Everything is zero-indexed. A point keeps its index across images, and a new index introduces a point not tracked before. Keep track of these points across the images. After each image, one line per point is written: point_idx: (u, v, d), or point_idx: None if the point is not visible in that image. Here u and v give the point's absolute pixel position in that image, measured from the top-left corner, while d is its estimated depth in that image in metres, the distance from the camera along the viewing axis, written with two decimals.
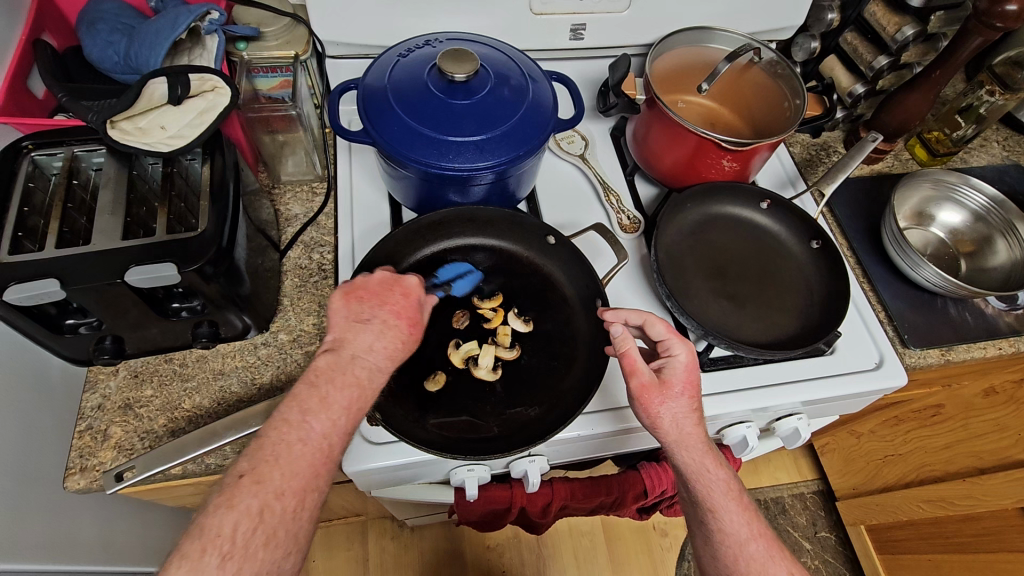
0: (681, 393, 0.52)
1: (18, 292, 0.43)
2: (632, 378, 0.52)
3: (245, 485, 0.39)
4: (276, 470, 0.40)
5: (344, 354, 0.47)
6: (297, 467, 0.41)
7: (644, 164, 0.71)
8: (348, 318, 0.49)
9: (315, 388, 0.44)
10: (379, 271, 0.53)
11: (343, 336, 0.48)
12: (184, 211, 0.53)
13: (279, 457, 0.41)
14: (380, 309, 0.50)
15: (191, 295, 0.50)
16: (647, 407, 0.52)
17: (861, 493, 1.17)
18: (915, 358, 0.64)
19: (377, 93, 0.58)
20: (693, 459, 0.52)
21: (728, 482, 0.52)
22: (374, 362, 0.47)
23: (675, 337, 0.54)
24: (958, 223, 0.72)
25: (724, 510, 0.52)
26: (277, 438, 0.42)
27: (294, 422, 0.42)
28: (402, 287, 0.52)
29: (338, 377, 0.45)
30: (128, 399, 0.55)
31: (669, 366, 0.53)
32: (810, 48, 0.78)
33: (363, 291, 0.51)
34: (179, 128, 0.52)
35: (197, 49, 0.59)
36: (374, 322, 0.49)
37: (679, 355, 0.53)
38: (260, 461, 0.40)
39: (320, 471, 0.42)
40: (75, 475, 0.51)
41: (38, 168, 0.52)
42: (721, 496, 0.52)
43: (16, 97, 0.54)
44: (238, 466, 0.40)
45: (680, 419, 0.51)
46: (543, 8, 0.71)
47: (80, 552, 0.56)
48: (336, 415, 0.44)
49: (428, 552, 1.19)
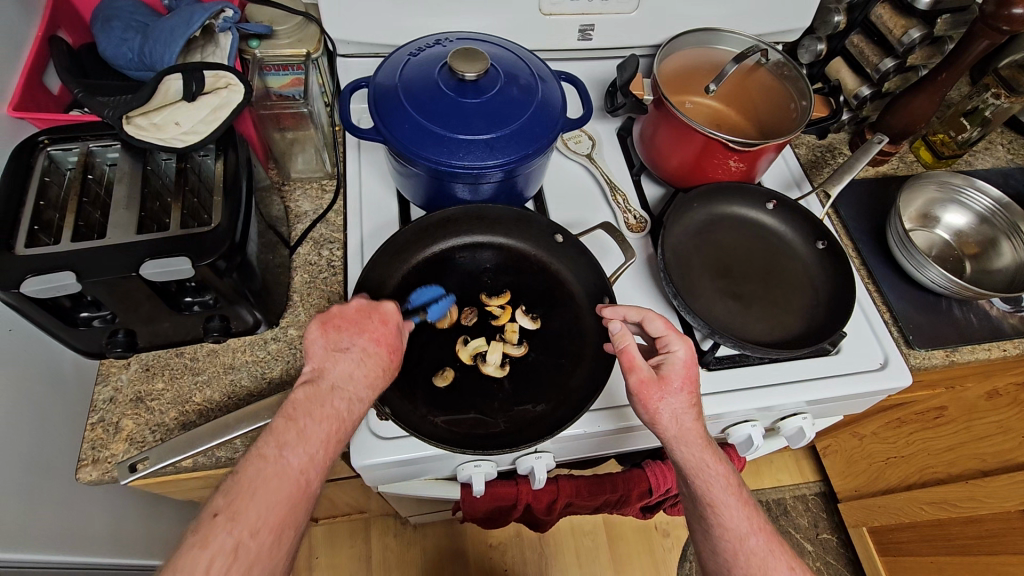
0: (680, 389, 0.52)
1: (36, 284, 0.44)
2: (631, 374, 0.52)
3: (220, 523, 0.39)
4: (252, 505, 0.40)
5: (323, 384, 0.46)
6: (275, 500, 0.41)
7: (651, 164, 0.71)
8: (326, 347, 0.48)
9: (293, 422, 0.44)
10: (356, 298, 0.51)
11: (321, 367, 0.47)
12: (197, 207, 0.54)
13: (255, 493, 0.40)
14: (360, 337, 0.49)
15: (203, 290, 0.51)
16: (646, 403, 0.52)
17: (864, 495, 1.17)
18: (919, 359, 0.65)
19: (386, 91, 0.59)
20: (692, 454, 0.52)
21: (728, 477, 0.53)
22: (354, 392, 0.47)
23: (674, 333, 0.55)
24: (963, 226, 0.72)
25: (724, 505, 0.52)
26: (255, 471, 0.41)
27: (271, 457, 0.42)
28: (380, 312, 0.50)
29: (316, 410, 0.45)
30: (139, 391, 0.56)
31: (667, 362, 0.53)
32: (817, 51, 0.79)
33: (341, 318, 0.50)
34: (193, 124, 0.52)
35: (210, 46, 0.60)
36: (354, 350, 0.48)
37: (678, 351, 0.54)
38: (236, 497, 0.40)
39: (297, 505, 0.42)
40: (87, 467, 0.52)
41: (53, 163, 0.53)
42: (722, 491, 0.52)
43: (33, 92, 0.55)
44: (214, 502, 0.40)
45: (680, 415, 0.52)
46: (552, 9, 0.72)
47: (90, 544, 0.57)
48: (313, 449, 0.43)
49: (430, 550, 1.19)
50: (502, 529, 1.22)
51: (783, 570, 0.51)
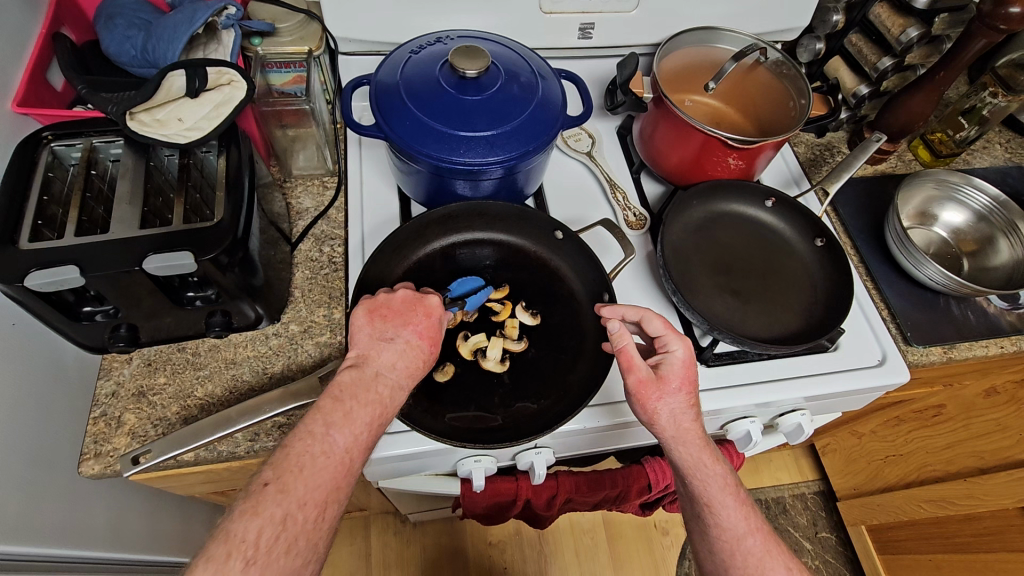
0: (678, 389, 0.53)
1: (41, 277, 0.44)
2: (629, 374, 0.53)
3: (270, 493, 0.39)
4: (301, 480, 0.40)
5: (368, 370, 0.47)
6: (320, 478, 0.41)
7: (650, 162, 0.72)
8: (370, 335, 0.49)
9: (340, 402, 0.45)
10: (402, 288, 0.53)
11: (366, 354, 0.48)
12: (200, 203, 0.54)
13: (303, 467, 0.41)
14: (404, 329, 0.50)
15: (206, 285, 0.51)
16: (644, 403, 0.52)
17: (862, 493, 1.18)
18: (917, 356, 0.65)
19: (389, 88, 0.59)
20: (689, 453, 0.52)
21: (725, 478, 0.53)
22: (396, 381, 0.48)
23: (673, 332, 0.55)
24: (961, 223, 0.73)
25: (721, 506, 0.52)
26: (302, 447, 0.42)
27: (318, 434, 0.43)
28: (425, 306, 0.52)
29: (361, 393, 0.46)
30: (141, 385, 0.56)
31: (667, 362, 0.54)
32: (815, 50, 0.80)
33: (386, 308, 0.51)
34: (195, 120, 0.53)
35: (213, 44, 0.61)
36: (398, 341, 0.49)
37: (676, 350, 0.54)
38: (285, 470, 0.40)
39: (341, 484, 0.42)
40: (89, 460, 0.52)
41: (57, 159, 0.53)
42: (718, 492, 0.52)
43: (36, 88, 0.55)
44: (262, 474, 0.41)
45: (678, 415, 0.52)
46: (552, 7, 0.72)
47: (91, 538, 0.57)
48: (359, 429, 0.44)
49: (429, 548, 1.19)
50: (501, 527, 1.22)
51: (780, 570, 0.51)
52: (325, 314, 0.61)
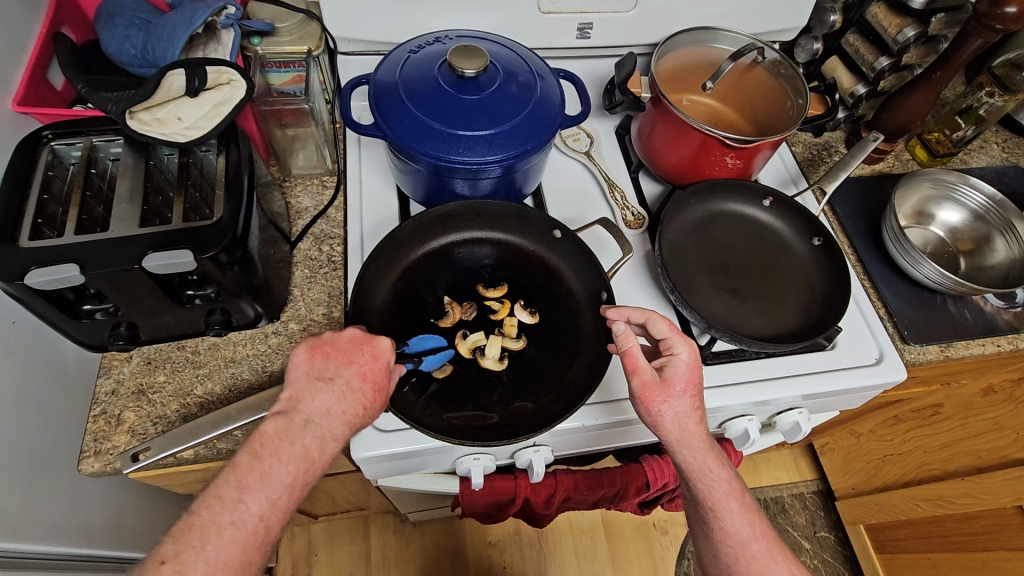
0: (683, 392, 0.53)
1: (42, 275, 0.44)
2: (634, 377, 0.53)
3: (166, 574, 0.37)
4: (202, 556, 0.39)
5: (297, 419, 0.45)
6: (227, 551, 0.39)
7: (648, 161, 0.72)
8: (308, 375, 0.47)
9: (258, 461, 0.43)
10: (351, 326, 0.50)
11: (299, 396, 0.46)
12: (199, 202, 0.55)
13: (207, 541, 0.39)
14: (345, 368, 0.48)
15: (205, 283, 0.51)
16: (648, 405, 0.52)
17: (861, 492, 1.18)
18: (914, 354, 0.65)
19: (387, 87, 0.60)
20: (694, 457, 0.53)
21: (729, 481, 0.53)
22: (328, 430, 0.46)
23: (677, 335, 0.55)
24: (958, 222, 0.73)
25: (725, 510, 0.52)
26: (209, 517, 0.40)
27: (229, 501, 0.41)
28: (373, 347, 0.49)
29: (284, 450, 0.44)
30: (141, 384, 0.56)
31: (671, 365, 0.54)
32: (813, 50, 0.80)
33: (330, 346, 0.49)
34: (195, 119, 0.53)
35: (213, 44, 0.61)
36: (337, 382, 0.47)
37: (681, 353, 0.54)
38: (186, 545, 0.39)
39: (251, 557, 0.40)
40: (89, 458, 0.52)
41: (57, 158, 0.53)
42: (722, 495, 0.53)
43: (36, 87, 0.55)
44: (163, 549, 0.39)
45: (683, 418, 0.52)
46: (551, 7, 0.72)
47: (90, 536, 0.57)
48: (275, 493, 0.42)
49: (429, 547, 1.19)
50: (501, 527, 1.22)
51: None
52: (324, 313, 0.62)
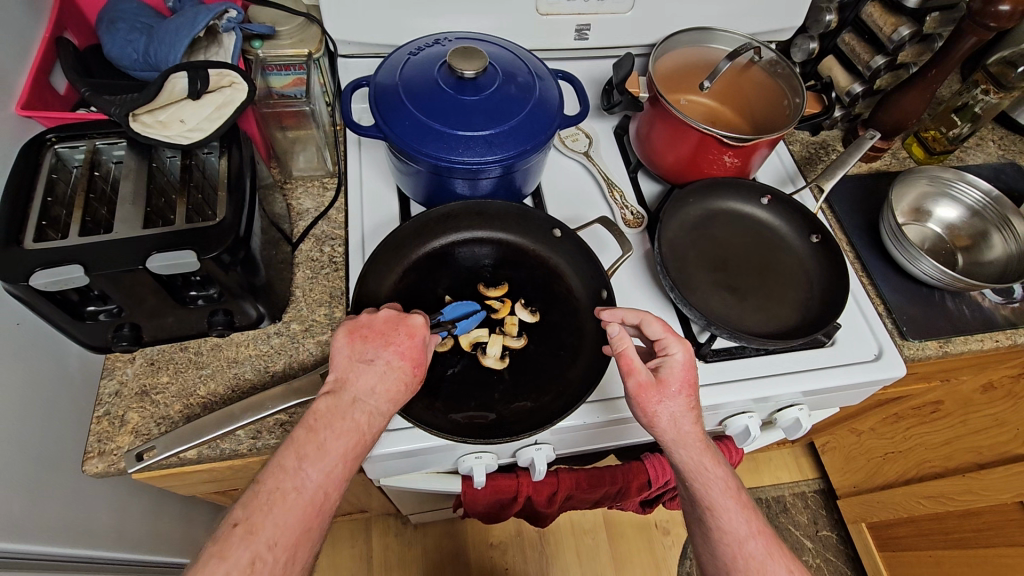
0: (678, 392, 0.53)
1: (46, 276, 0.45)
2: (629, 378, 0.53)
3: (238, 535, 0.39)
4: (270, 520, 0.40)
5: (345, 396, 0.46)
6: (289, 518, 0.40)
7: (646, 161, 0.72)
8: (350, 356, 0.48)
9: (313, 434, 0.44)
10: (385, 308, 0.51)
11: (344, 376, 0.47)
12: (202, 203, 0.55)
13: (272, 507, 0.40)
14: (384, 350, 0.48)
15: (208, 283, 0.52)
16: (644, 406, 0.52)
17: (862, 491, 1.18)
18: (913, 350, 0.66)
19: (387, 89, 0.60)
20: (691, 457, 0.53)
21: (726, 480, 0.53)
22: (374, 406, 0.47)
23: (673, 336, 0.55)
24: (955, 218, 0.73)
25: (722, 509, 0.53)
26: (272, 485, 0.41)
27: (290, 469, 0.42)
28: (408, 325, 0.50)
29: (336, 424, 0.45)
30: (144, 385, 0.56)
31: (666, 365, 0.54)
32: (809, 49, 0.81)
33: (367, 329, 0.50)
34: (197, 121, 0.53)
35: (215, 47, 0.61)
36: (378, 363, 0.48)
37: (676, 354, 0.54)
38: (254, 510, 0.40)
39: (314, 522, 0.42)
40: (93, 459, 0.52)
41: (61, 160, 0.54)
42: (719, 494, 0.53)
43: (40, 92, 0.56)
44: (233, 513, 0.40)
45: (678, 418, 0.52)
46: (548, 9, 0.73)
47: (96, 538, 0.57)
48: (332, 463, 0.43)
49: (431, 549, 1.19)
50: (503, 528, 1.22)
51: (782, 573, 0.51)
52: (326, 313, 0.62)
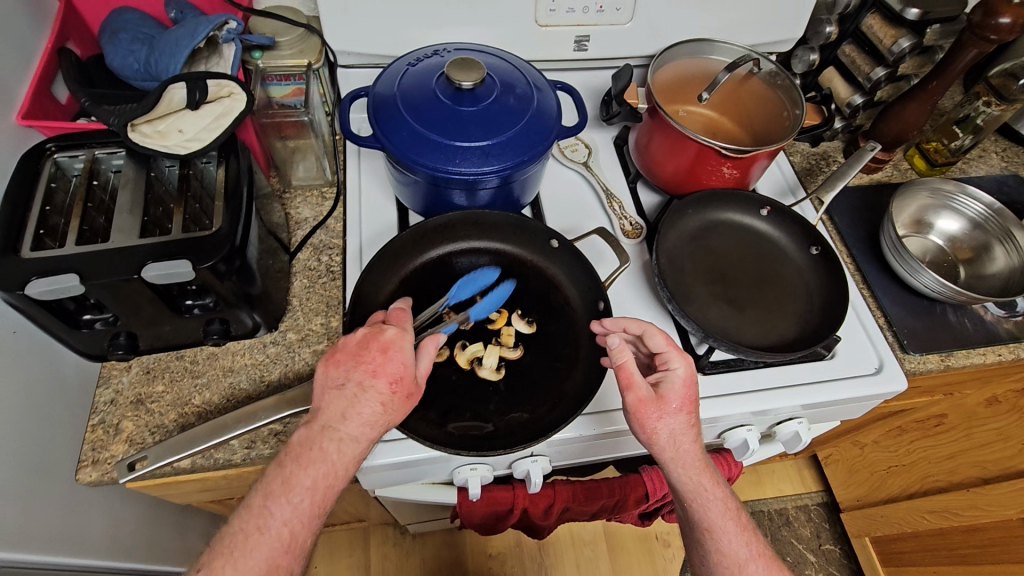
0: (678, 408, 0.52)
1: (41, 285, 0.45)
2: (628, 393, 0.52)
3: None
4: (230, 563, 0.41)
5: (316, 426, 0.46)
6: (252, 558, 0.42)
7: (645, 172, 0.72)
8: (325, 385, 0.48)
9: (280, 471, 0.45)
10: (360, 327, 0.51)
11: (318, 406, 0.47)
12: (199, 213, 0.54)
13: (234, 550, 0.42)
14: (355, 372, 0.48)
15: (204, 293, 0.52)
16: (643, 423, 0.52)
17: (866, 504, 1.16)
18: (914, 364, 0.65)
19: (385, 99, 0.60)
20: (690, 476, 0.52)
21: (725, 500, 0.53)
22: (345, 432, 0.46)
23: (674, 350, 0.54)
24: (957, 231, 0.73)
25: (721, 530, 0.52)
26: (237, 527, 0.43)
27: (256, 509, 0.44)
28: (379, 342, 0.49)
29: (303, 456, 0.45)
30: (140, 394, 0.56)
31: (667, 381, 0.53)
32: (809, 61, 0.80)
33: (341, 353, 0.49)
34: (196, 132, 0.54)
35: (215, 57, 0.62)
36: (348, 388, 0.47)
37: (677, 369, 0.53)
38: (220, 552, 0.42)
39: (281, 559, 0.43)
40: (87, 467, 0.52)
41: (60, 169, 0.54)
42: (718, 515, 0.52)
43: (40, 101, 0.56)
44: (205, 555, 0.43)
45: (678, 435, 0.52)
46: (548, 20, 0.73)
47: (90, 547, 0.57)
48: (298, 498, 0.44)
49: (429, 560, 1.18)
50: (502, 539, 1.21)
51: None
52: (322, 323, 0.62)
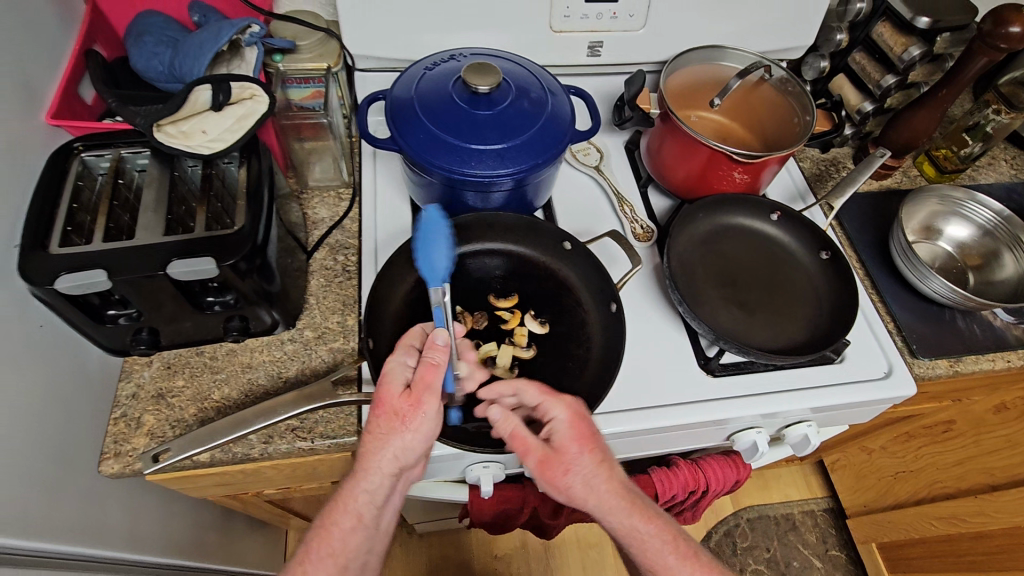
0: (579, 453, 0.52)
1: (70, 280, 0.46)
2: (528, 457, 0.52)
3: None
4: None
5: None
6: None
7: (657, 175, 0.73)
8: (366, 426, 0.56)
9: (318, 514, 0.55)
10: None
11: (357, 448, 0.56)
12: (221, 212, 0.56)
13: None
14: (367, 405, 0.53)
15: (226, 290, 0.53)
16: (554, 479, 0.52)
17: (873, 509, 1.16)
18: (923, 368, 0.65)
19: (402, 103, 0.62)
20: (619, 520, 0.53)
21: (660, 534, 0.54)
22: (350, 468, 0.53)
23: (550, 397, 0.52)
24: (966, 238, 0.73)
25: (663, 565, 0.53)
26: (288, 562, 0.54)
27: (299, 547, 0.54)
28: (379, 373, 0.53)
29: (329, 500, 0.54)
30: (161, 388, 0.57)
31: (555, 431, 0.52)
32: (820, 67, 0.80)
33: None
34: (219, 132, 0.55)
35: (237, 61, 0.63)
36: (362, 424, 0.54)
37: (559, 415, 0.52)
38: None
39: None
40: (109, 460, 0.53)
41: (87, 168, 0.55)
42: (658, 551, 0.53)
43: (68, 102, 0.58)
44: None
45: (589, 480, 0.52)
46: (562, 26, 0.74)
47: (110, 538, 0.58)
48: (321, 534, 0.53)
49: (436, 559, 1.19)
50: (508, 539, 1.22)
51: None
52: (339, 321, 0.63)
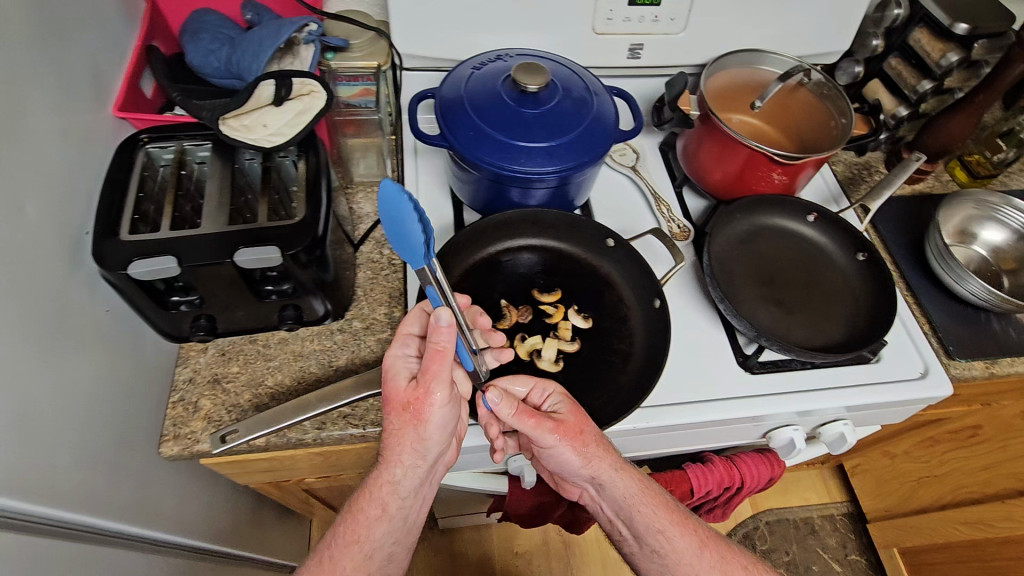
0: (585, 419, 0.54)
1: (141, 266, 0.48)
2: (546, 429, 0.52)
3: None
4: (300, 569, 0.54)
5: None
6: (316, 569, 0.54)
7: (694, 177, 0.74)
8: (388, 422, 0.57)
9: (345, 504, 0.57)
10: None
11: None
12: (278, 203, 0.58)
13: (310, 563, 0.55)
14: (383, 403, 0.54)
15: (284, 279, 0.55)
16: (572, 446, 0.53)
17: (896, 515, 1.17)
18: (960, 369, 0.66)
19: (452, 101, 0.63)
20: (627, 481, 0.57)
21: (660, 500, 0.59)
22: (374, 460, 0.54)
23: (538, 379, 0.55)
24: (1001, 242, 0.74)
25: (669, 527, 0.57)
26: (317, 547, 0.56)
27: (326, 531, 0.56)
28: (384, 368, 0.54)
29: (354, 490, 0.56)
30: (217, 374, 0.59)
31: (557, 403, 0.54)
32: (854, 73, 0.83)
33: None
34: (278, 126, 0.56)
35: (289, 57, 0.65)
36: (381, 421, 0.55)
37: (557, 389, 0.55)
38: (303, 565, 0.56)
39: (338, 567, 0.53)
40: (169, 442, 0.55)
41: (150, 159, 0.57)
42: (662, 515, 0.57)
43: (132, 95, 0.60)
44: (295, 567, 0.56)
45: (599, 442, 0.55)
46: (604, 28, 0.76)
47: (164, 520, 0.59)
48: (346, 523, 0.55)
49: (457, 556, 1.20)
50: (528, 538, 1.23)
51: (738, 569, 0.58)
52: (386, 312, 0.64)
